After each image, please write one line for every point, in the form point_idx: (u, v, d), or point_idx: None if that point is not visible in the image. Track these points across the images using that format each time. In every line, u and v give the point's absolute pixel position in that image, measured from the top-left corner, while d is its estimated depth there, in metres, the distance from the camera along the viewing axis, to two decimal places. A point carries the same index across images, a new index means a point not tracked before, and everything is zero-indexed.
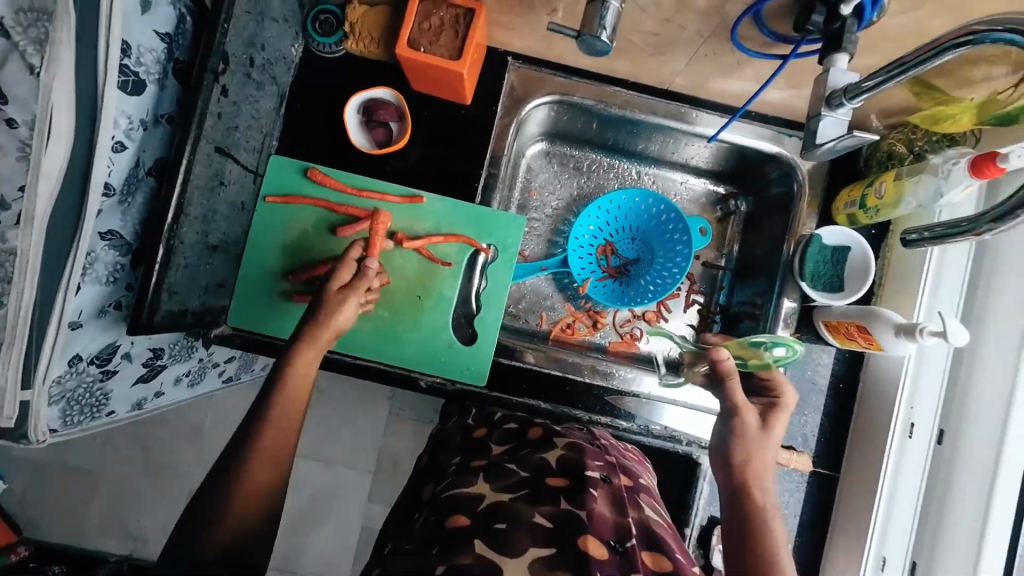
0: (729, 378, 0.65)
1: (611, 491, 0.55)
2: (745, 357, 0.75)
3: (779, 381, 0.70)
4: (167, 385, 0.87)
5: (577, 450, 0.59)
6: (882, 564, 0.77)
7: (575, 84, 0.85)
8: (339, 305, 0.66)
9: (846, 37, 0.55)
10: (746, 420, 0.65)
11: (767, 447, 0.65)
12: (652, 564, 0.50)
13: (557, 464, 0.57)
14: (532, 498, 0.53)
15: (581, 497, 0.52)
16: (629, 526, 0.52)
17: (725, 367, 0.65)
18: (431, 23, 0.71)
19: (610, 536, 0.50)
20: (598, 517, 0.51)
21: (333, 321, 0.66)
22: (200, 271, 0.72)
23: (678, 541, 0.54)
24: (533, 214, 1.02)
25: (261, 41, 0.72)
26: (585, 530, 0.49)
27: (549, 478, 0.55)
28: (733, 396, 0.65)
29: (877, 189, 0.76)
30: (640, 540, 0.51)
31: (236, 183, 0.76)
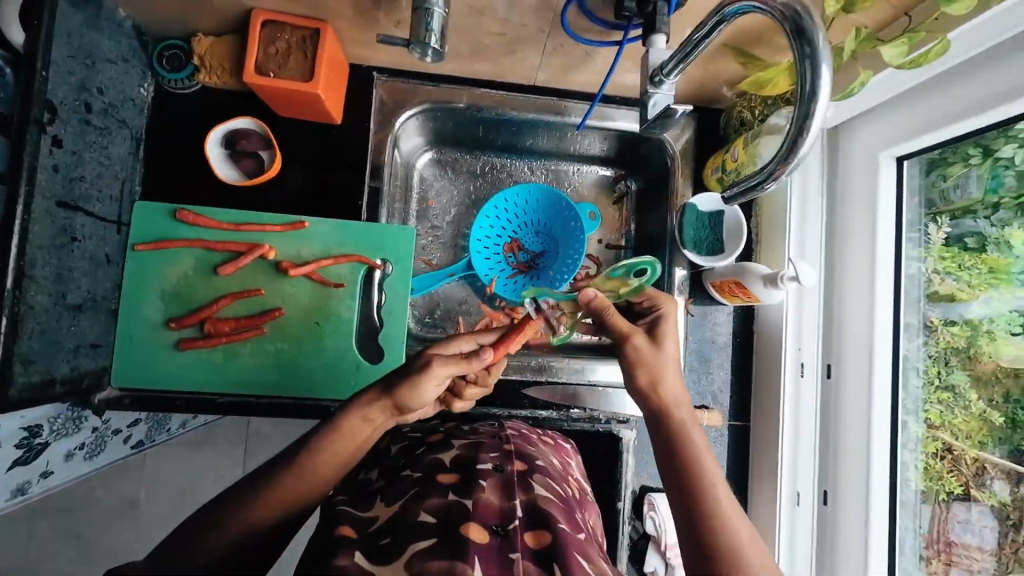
0: (605, 310, 0.67)
1: (500, 480, 0.61)
2: (617, 289, 0.75)
3: (654, 296, 0.72)
4: (56, 462, 0.80)
5: (474, 448, 0.66)
6: (796, 498, 0.83)
7: (443, 91, 0.86)
8: (414, 389, 0.60)
9: (658, 19, 0.60)
10: (643, 342, 0.66)
11: (663, 366, 0.65)
12: (533, 541, 0.54)
13: (451, 463, 0.63)
14: (419, 497, 0.57)
15: (469, 488, 0.58)
16: (514, 509, 0.57)
17: (596, 302, 0.67)
18: (276, 47, 0.70)
19: (493, 520, 0.55)
20: (483, 504, 0.56)
21: (407, 398, 0.60)
22: (63, 335, 0.67)
23: (565, 514, 0.59)
24: (433, 222, 0.98)
25: (97, 85, 0.68)
26: (467, 518, 0.54)
27: (441, 476, 0.60)
28: (618, 325, 0.67)
29: (732, 153, 0.82)
30: (524, 519, 0.56)
31: (93, 237, 0.71)
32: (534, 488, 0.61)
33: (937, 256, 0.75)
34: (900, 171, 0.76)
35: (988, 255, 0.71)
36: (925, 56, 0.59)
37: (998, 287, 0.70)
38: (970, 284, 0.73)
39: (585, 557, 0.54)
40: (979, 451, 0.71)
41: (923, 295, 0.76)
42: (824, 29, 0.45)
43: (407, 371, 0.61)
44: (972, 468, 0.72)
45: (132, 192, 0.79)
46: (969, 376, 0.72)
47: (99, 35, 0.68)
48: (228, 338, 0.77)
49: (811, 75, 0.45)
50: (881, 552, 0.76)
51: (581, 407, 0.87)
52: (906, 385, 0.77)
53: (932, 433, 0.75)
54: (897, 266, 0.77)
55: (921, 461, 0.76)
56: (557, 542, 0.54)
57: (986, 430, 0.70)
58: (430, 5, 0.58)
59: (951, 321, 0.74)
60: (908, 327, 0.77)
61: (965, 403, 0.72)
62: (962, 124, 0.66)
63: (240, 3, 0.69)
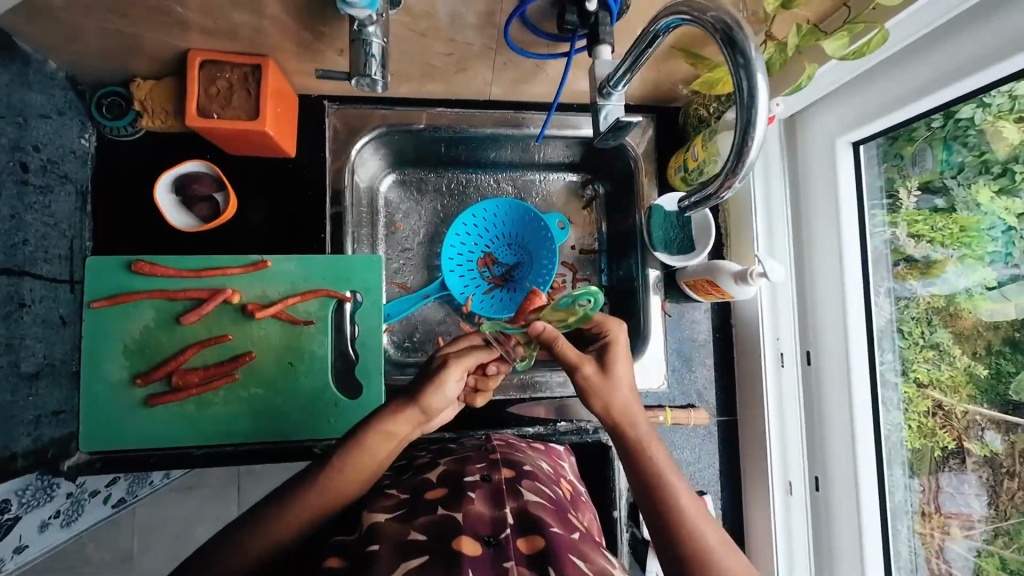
0: (555, 343, 0.62)
1: (489, 489, 0.60)
2: (565, 320, 0.65)
3: (603, 321, 0.68)
4: (30, 535, 0.76)
5: (460, 463, 0.66)
6: (788, 487, 0.83)
7: (399, 114, 0.84)
8: (433, 384, 0.62)
9: (602, 30, 0.61)
10: (587, 374, 0.63)
11: (615, 395, 0.63)
12: (526, 546, 0.53)
13: (438, 479, 0.62)
14: (408, 516, 0.56)
15: (458, 501, 0.58)
16: (505, 517, 0.56)
17: (546, 335, 0.62)
18: (218, 87, 0.69)
19: (486, 531, 0.54)
20: (474, 516, 0.56)
21: (428, 399, 0.62)
22: (21, 405, 0.64)
23: (558, 518, 0.59)
24: (404, 245, 0.95)
25: (32, 142, 0.66)
26: (459, 532, 0.53)
27: (429, 493, 0.60)
28: (568, 356, 0.63)
29: (692, 152, 0.82)
30: (516, 526, 0.55)
31: (44, 300, 0.68)
32: (524, 494, 0.60)
33: (904, 221, 0.75)
34: (856, 155, 0.77)
35: (958, 215, 0.70)
36: (867, 46, 0.60)
37: (971, 245, 0.69)
38: (942, 243, 0.72)
39: (581, 557, 0.53)
40: (968, 404, 0.69)
41: (902, 258, 0.76)
42: (755, 38, 0.47)
43: (430, 370, 0.64)
44: (962, 422, 0.70)
45: (83, 247, 0.76)
46: (950, 333, 0.71)
47: (29, 90, 0.65)
48: (199, 389, 0.74)
49: (749, 82, 0.47)
50: (874, 528, 0.76)
51: (567, 420, 0.87)
52: (887, 344, 0.77)
53: (921, 390, 0.74)
54: (863, 229, 0.77)
55: (911, 421, 0.75)
56: (550, 545, 0.52)
57: (971, 383, 0.69)
58: (369, 36, 0.61)
59: (929, 280, 0.73)
60: (883, 292, 0.77)
61: (950, 359, 0.71)
62: (915, 106, 0.66)
63: (175, 45, 0.67)
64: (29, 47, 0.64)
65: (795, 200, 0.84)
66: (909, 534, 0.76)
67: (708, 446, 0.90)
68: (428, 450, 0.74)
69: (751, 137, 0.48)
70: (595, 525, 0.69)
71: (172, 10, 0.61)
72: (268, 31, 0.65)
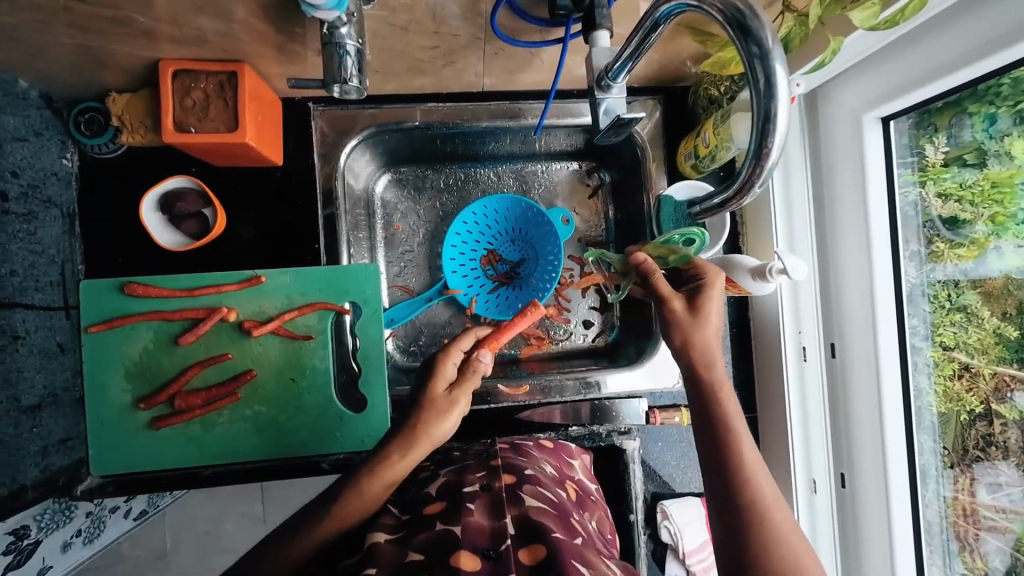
0: (653, 275, 0.62)
1: (488, 500, 0.58)
2: (665, 257, 0.70)
3: (700, 266, 0.65)
4: (55, 555, 0.77)
5: (460, 473, 0.64)
6: (812, 486, 0.81)
7: (389, 112, 0.79)
8: (438, 416, 0.62)
9: (597, 13, 0.57)
10: (676, 307, 0.61)
11: (704, 332, 0.60)
12: (528, 557, 0.51)
13: (438, 492, 0.60)
14: (407, 535, 0.54)
15: (458, 514, 0.55)
16: (505, 528, 0.54)
17: (646, 267, 0.63)
18: (193, 99, 0.65)
19: (484, 545, 0.52)
20: (473, 529, 0.53)
21: (436, 430, 0.61)
22: (26, 436, 0.64)
23: (561, 522, 0.56)
24: (402, 247, 0.91)
25: (11, 168, 0.63)
26: (457, 548, 0.51)
27: (426, 508, 0.58)
28: (659, 290, 0.62)
29: (703, 138, 0.76)
30: (517, 536, 0.53)
31: (39, 329, 0.67)
32: (525, 500, 0.58)
33: (932, 179, 0.68)
34: (886, 132, 0.70)
35: (988, 170, 0.63)
36: (901, 13, 0.54)
37: (1002, 201, 0.63)
38: (971, 202, 0.66)
39: (584, 562, 0.51)
40: (997, 365, 0.64)
41: (925, 220, 0.70)
42: (771, 24, 0.42)
43: (429, 403, 0.62)
44: (990, 383, 0.65)
45: (74, 272, 0.74)
46: (979, 294, 0.66)
47: (1, 114, 0.62)
48: (201, 410, 0.73)
49: (765, 72, 0.42)
50: (904, 519, 0.72)
51: (580, 424, 0.84)
52: (913, 308, 0.71)
53: (947, 353, 0.69)
54: (889, 191, 0.71)
55: (937, 386, 0.70)
56: (553, 552, 0.50)
57: (1001, 344, 0.63)
58: (341, 39, 0.59)
59: (959, 246, 0.67)
60: (909, 255, 0.71)
61: (977, 321, 0.66)
62: (957, 75, 0.59)
63: (144, 57, 0.64)
64: None
65: (815, 179, 0.77)
66: (936, 498, 0.72)
67: None
68: (432, 460, 0.72)
69: (770, 133, 0.44)
70: (606, 523, 0.68)
71: (133, 20, 0.58)
72: (238, 37, 0.62)
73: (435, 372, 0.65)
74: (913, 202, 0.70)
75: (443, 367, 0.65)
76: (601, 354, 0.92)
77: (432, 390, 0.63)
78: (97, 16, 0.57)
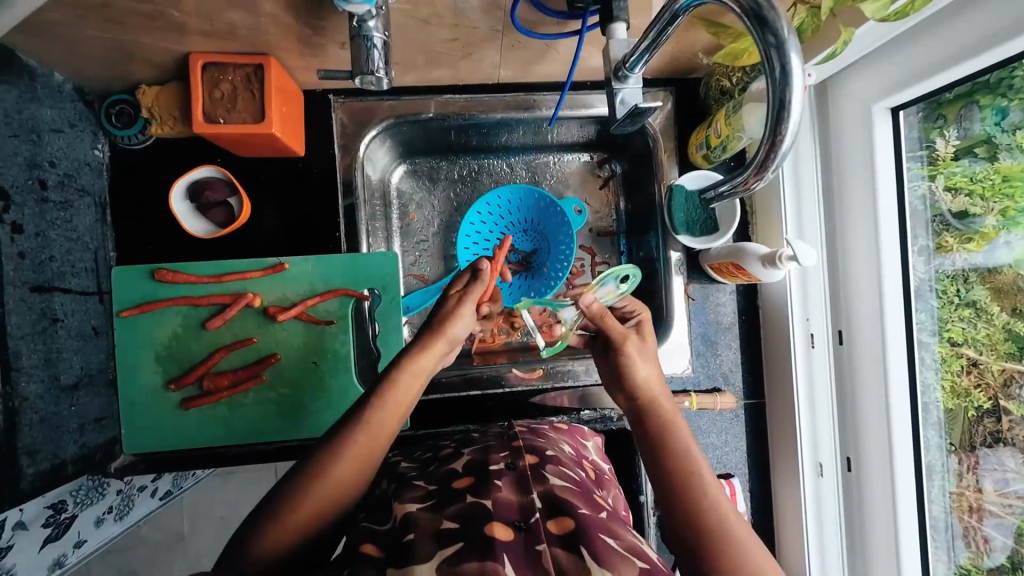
0: (602, 317, 0.65)
1: (514, 476, 0.60)
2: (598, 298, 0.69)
3: (636, 303, 0.69)
4: (89, 530, 0.80)
5: (484, 452, 0.66)
6: (819, 469, 0.82)
7: (407, 104, 0.81)
8: (452, 315, 0.63)
9: (615, 7, 0.59)
10: (629, 350, 0.63)
11: (643, 372, 0.63)
12: (556, 528, 0.53)
13: (465, 469, 0.63)
14: (437, 505, 0.56)
15: (485, 489, 0.58)
16: (533, 502, 0.56)
17: (592, 310, 0.64)
18: (222, 90, 0.67)
19: (516, 517, 0.54)
20: (503, 503, 0.56)
21: (445, 328, 0.63)
22: (66, 414, 0.67)
23: (584, 499, 0.59)
24: (417, 237, 0.93)
25: (48, 158, 0.66)
26: (490, 519, 0.53)
27: (456, 483, 0.60)
28: (611, 331, 0.64)
29: (715, 128, 0.77)
30: (545, 509, 0.56)
31: (76, 313, 0.70)
32: (549, 478, 0.60)
33: (942, 172, 0.70)
34: (895, 123, 0.72)
35: (1000, 163, 0.65)
36: (912, 4, 0.55)
37: (1012, 195, 0.64)
38: (982, 196, 0.67)
39: (610, 535, 0.53)
40: (1006, 362, 0.65)
41: (935, 215, 0.71)
42: (786, 15, 0.44)
43: (440, 306, 0.64)
44: (999, 379, 0.67)
45: (107, 259, 0.77)
46: (988, 289, 0.67)
47: (39, 106, 0.65)
48: (228, 391, 0.76)
49: (780, 61, 0.44)
50: (909, 505, 0.74)
51: (591, 409, 0.86)
52: (921, 302, 0.73)
53: (955, 350, 0.70)
54: (899, 186, 0.72)
55: (944, 381, 0.72)
56: (580, 525, 0.53)
57: (1011, 340, 0.65)
58: (369, 32, 0.61)
59: (966, 238, 0.69)
60: (917, 250, 0.73)
61: (986, 318, 0.67)
62: (968, 65, 0.60)
63: (176, 50, 0.66)
64: (35, 61, 0.64)
65: (825, 171, 0.79)
66: (941, 493, 0.74)
67: (735, 429, 0.89)
68: (452, 441, 0.75)
69: (786, 120, 0.46)
70: (621, 500, 0.70)
71: (167, 15, 0.60)
72: (267, 30, 0.64)
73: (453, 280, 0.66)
74: (922, 196, 0.72)
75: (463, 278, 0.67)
76: None
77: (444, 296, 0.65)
78: (135, 12, 0.59)
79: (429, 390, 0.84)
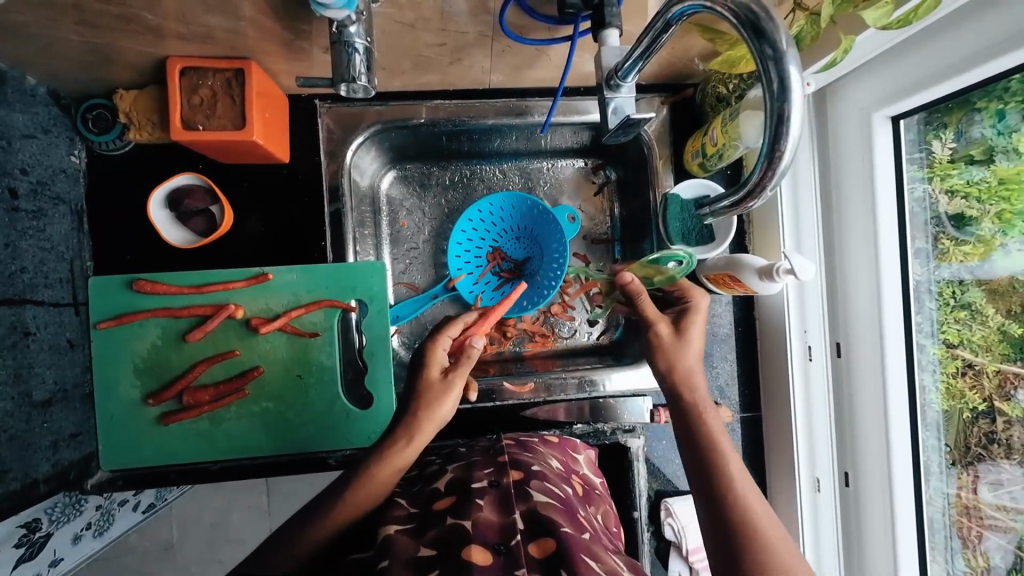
0: (638, 296, 0.70)
1: (497, 495, 0.58)
2: (652, 276, 0.76)
3: (685, 288, 0.73)
4: (65, 547, 0.78)
5: (467, 469, 0.64)
6: (816, 485, 0.80)
7: (396, 109, 0.79)
8: (438, 400, 0.64)
9: (607, 12, 0.57)
10: (661, 332, 0.68)
11: (683, 358, 0.66)
12: (537, 551, 0.51)
13: (447, 487, 0.61)
14: (417, 529, 0.54)
15: (467, 509, 0.56)
16: (514, 523, 0.54)
17: (633, 287, 0.71)
18: (201, 96, 0.64)
19: (495, 539, 0.52)
20: (483, 524, 0.54)
21: (437, 411, 0.64)
22: (38, 430, 0.65)
23: (569, 517, 0.57)
24: (408, 244, 0.91)
25: (20, 165, 0.63)
26: (468, 542, 0.51)
27: (437, 503, 0.58)
28: (646, 312, 0.70)
29: (711, 137, 0.75)
30: (526, 531, 0.54)
31: (49, 326, 0.67)
32: (533, 496, 0.58)
33: (939, 175, 0.68)
34: (895, 132, 0.70)
35: (996, 167, 0.63)
36: (914, 12, 0.53)
37: (1009, 198, 0.62)
38: (978, 199, 0.65)
39: (593, 557, 0.51)
40: (1001, 363, 0.64)
41: (931, 217, 0.70)
42: (785, 25, 0.42)
43: (425, 389, 0.65)
44: (994, 381, 0.65)
45: (83, 268, 0.75)
46: (984, 291, 0.66)
47: (11, 111, 0.63)
48: (209, 406, 0.74)
49: (778, 73, 0.42)
50: (908, 516, 0.72)
51: (584, 422, 0.84)
52: (918, 305, 0.71)
53: (950, 352, 0.69)
54: (898, 189, 0.70)
55: (941, 382, 0.70)
56: (562, 547, 0.50)
57: (1005, 342, 0.64)
58: (350, 37, 0.59)
59: (966, 245, 0.67)
60: (915, 252, 0.71)
61: (982, 319, 0.66)
62: (972, 74, 0.58)
63: (152, 53, 0.64)
64: (4, 64, 0.61)
65: (823, 176, 0.77)
66: (939, 495, 0.72)
67: (730, 443, 0.87)
68: (439, 456, 0.73)
69: (784, 134, 0.44)
70: (612, 517, 0.68)
71: (142, 18, 0.58)
72: (246, 34, 0.62)
73: (428, 361, 0.67)
74: (918, 196, 0.70)
75: (434, 353, 0.68)
76: (606, 352, 0.92)
77: (427, 376, 0.66)
78: (106, 13, 0.57)
79: None
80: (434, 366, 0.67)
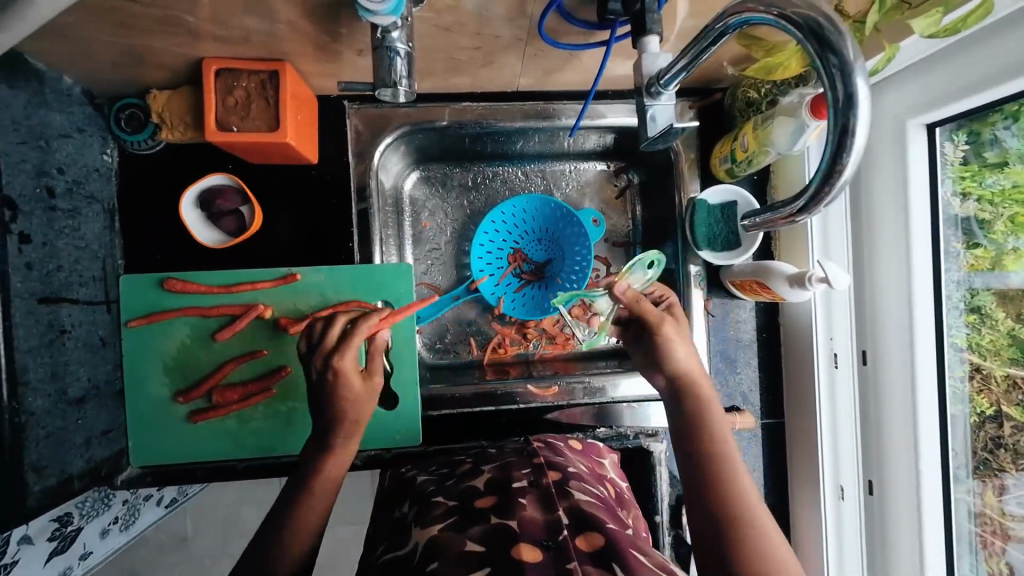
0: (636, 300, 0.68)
1: (537, 494, 0.58)
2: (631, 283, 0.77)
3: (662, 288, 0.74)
4: (94, 541, 0.79)
5: (505, 469, 0.64)
6: (840, 493, 0.79)
7: (423, 110, 0.79)
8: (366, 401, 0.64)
9: (648, 18, 0.55)
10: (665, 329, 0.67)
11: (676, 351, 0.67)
12: (585, 545, 0.51)
13: (484, 487, 0.61)
14: (460, 524, 0.55)
15: (507, 510, 0.56)
16: (560, 519, 0.54)
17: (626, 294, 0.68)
18: (236, 98, 0.65)
19: (542, 535, 0.52)
20: (527, 522, 0.54)
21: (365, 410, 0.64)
22: (73, 427, 0.65)
23: (610, 515, 0.57)
24: (430, 245, 0.91)
25: (57, 164, 0.64)
26: (517, 540, 0.51)
27: (477, 502, 0.58)
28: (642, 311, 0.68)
29: (741, 142, 0.74)
30: (572, 526, 0.54)
31: (83, 324, 0.68)
32: (574, 494, 0.59)
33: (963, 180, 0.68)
34: (930, 141, 0.69)
35: (1011, 169, 0.65)
36: (963, 21, 0.53)
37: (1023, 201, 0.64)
38: (992, 201, 0.67)
39: (640, 552, 0.52)
40: (1009, 367, 0.67)
41: (950, 220, 0.70)
42: (851, 38, 0.42)
43: (348, 394, 0.63)
44: (1003, 385, 0.68)
45: (114, 268, 0.76)
46: (994, 294, 0.68)
47: (48, 111, 0.63)
48: (239, 406, 0.74)
49: (846, 89, 0.42)
50: (934, 525, 0.72)
51: (607, 426, 0.84)
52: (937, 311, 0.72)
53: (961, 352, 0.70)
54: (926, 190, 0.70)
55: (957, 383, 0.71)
56: (610, 540, 0.51)
57: (1015, 345, 0.67)
58: (392, 42, 0.59)
59: (976, 245, 0.69)
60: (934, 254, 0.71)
61: (991, 322, 0.68)
62: (1009, 86, 0.58)
63: (188, 55, 0.64)
64: (42, 64, 0.62)
65: (853, 182, 0.76)
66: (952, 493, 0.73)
67: (753, 449, 0.87)
68: (467, 456, 0.73)
69: (847, 148, 0.43)
70: (641, 521, 0.68)
71: (181, 21, 0.58)
72: (283, 37, 0.62)
73: (342, 370, 0.63)
74: (946, 200, 0.70)
75: (343, 364, 0.63)
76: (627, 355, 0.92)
77: (354, 379, 0.63)
78: (147, 17, 0.57)
79: (442, 405, 0.82)
80: (347, 372, 0.63)
